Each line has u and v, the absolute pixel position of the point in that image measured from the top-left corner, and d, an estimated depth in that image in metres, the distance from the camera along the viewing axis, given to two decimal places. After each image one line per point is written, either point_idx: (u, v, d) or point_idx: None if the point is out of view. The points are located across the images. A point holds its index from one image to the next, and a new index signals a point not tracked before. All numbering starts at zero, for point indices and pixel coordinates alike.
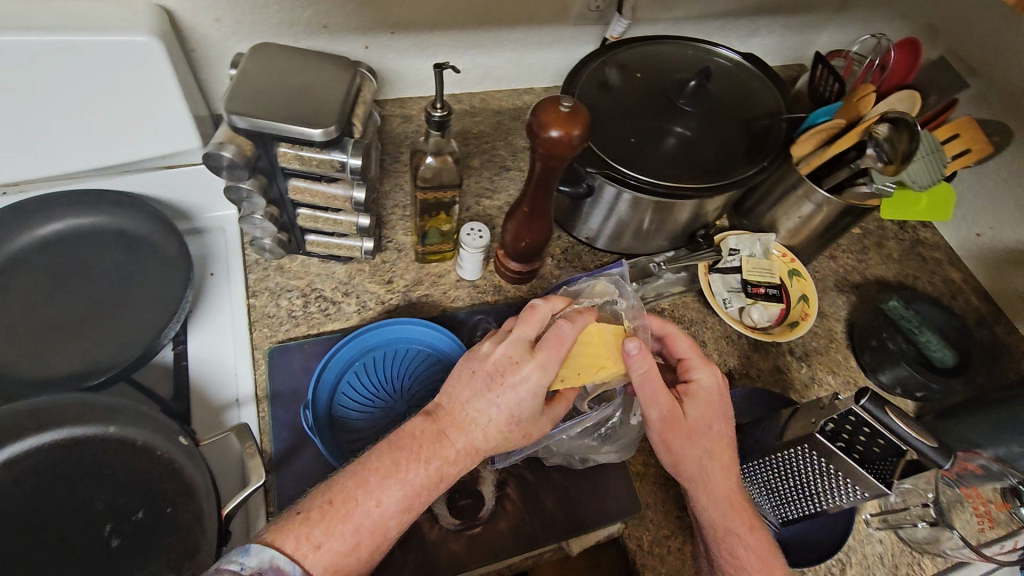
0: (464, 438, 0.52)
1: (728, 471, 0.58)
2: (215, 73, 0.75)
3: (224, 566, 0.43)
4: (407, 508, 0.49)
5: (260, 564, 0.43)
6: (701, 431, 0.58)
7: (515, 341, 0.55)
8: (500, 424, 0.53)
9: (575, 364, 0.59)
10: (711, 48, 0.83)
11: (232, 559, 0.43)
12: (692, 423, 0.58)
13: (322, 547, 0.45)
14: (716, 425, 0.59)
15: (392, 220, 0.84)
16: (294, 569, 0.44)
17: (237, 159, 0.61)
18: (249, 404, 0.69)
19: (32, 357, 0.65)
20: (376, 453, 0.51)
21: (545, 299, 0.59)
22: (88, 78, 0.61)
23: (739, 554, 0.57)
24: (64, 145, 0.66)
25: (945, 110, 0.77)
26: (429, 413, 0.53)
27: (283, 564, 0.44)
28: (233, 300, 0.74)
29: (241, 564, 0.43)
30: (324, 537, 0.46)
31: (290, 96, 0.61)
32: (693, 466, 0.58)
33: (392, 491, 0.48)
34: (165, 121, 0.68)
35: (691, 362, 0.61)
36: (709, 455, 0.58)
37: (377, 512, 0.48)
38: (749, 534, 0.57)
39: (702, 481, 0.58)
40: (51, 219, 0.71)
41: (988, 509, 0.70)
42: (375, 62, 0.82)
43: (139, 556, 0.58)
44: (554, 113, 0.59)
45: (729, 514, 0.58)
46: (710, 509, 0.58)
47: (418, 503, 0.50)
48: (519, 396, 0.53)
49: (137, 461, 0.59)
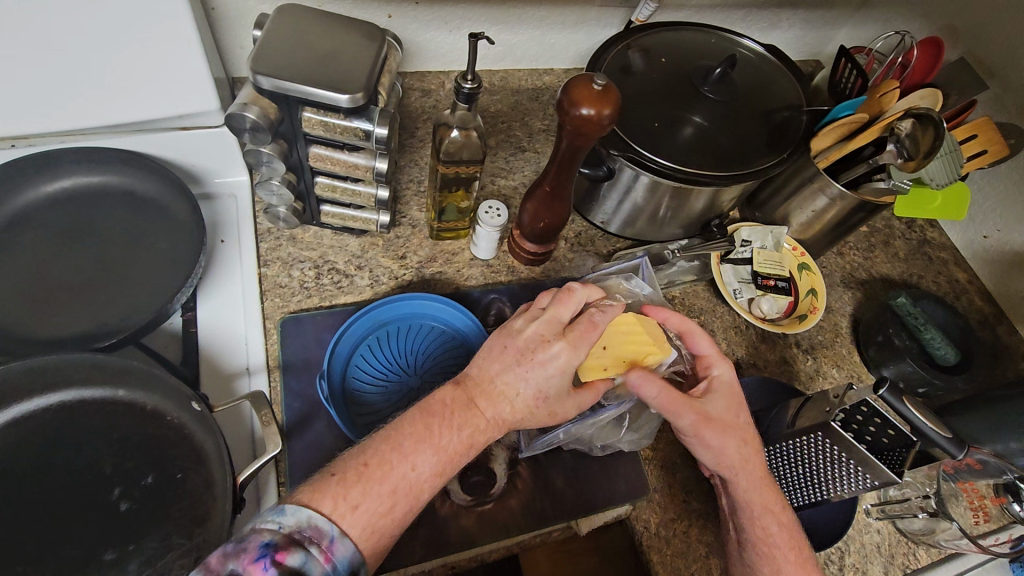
0: (492, 408, 0.53)
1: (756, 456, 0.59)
2: (235, 33, 0.73)
3: (263, 526, 0.42)
4: (439, 472, 0.49)
5: (298, 523, 0.42)
6: (731, 422, 0.59)
7: (548, 321, 0.55)
8: (527, 400, 0.53)
9: (619, 354, 0.59)
10: (735, 38, 0.83)
11: (268, 518, 0.43)
12: (723, 419, 0.59)
13: (358, 508, 0.45)
14: (740, 417, 0.60)
15: (407, 196, 0.83)
16: (333, 530, 0.43)
17: (260, 122, 0.59)
18: (260, 373, 0.68)
19: (39, 315, 0.63)
20: (408, 418, 0.50)
21: (582, 285, 0.59)
22: (109, 31, 0.59)
23: (772, 531, 0.57)
24: (78, 97, 0.64)
25: (964, 109, 0.79)
26: (458, 382, 0.54)
27: (321, 524, 0.43)
28: (243, 267, 0.73)
29: (279, 523, 0.42)
30: (362, 497, 0.45)
31: (318, 61, 0.59)
32: (732, 457, 0.58)
33: (427, 456, 0.48)
34: (182, 79, 0.66)
35: (710, 358, 0.62)
36: (744, 442, 0.59)
37: (411, 475, 0.47)
38: (783, 513, 0.58)
39: (743, 467, 0.58)
40: (59, 176, 0.69)
41: (983, 503, 0.73)
42: (397, 32, 0.81)
43: (147, 521, 0.57)
44: (586, 91, 0.59)
45: (764, 493, 0.58)
46: (749, 490, 0.58)
47: (450, 469, 0.50)
48: (548, 372, 0.53)
49: (146, 425, 0.59)
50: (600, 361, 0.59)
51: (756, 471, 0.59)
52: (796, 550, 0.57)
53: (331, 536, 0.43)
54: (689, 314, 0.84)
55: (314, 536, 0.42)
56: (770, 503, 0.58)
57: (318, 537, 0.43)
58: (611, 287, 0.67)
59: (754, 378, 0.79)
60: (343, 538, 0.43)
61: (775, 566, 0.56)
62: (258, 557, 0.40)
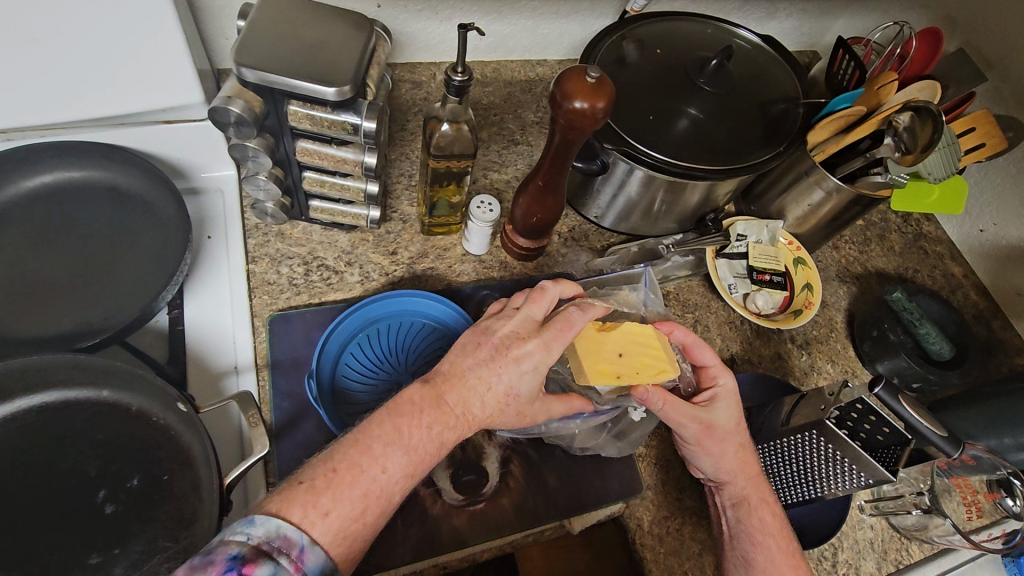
0: (461, 404, 0.52)
1: (751, 457, 0.61)
2: (220, 25, 0.71)
3: (231, 538, 0.40)
4: (411, 473, 0.48)
5: (267, 534, 0.41)
6: (730, 430, 0.60)
7: (523, 319, 0.56)
8: (498, 396, 0.53)
9: (633, 364, 0.58)
10: (732, 28, 0.81)
11: (237, 530, 0.41)
12: (724, 429, 0.59)
13: (330, 514, 0.44)
14: (741, 423, 0.61)
15: (397, 190, 0.81)
16: (303, 539, 0.42)
17: (245, 115, 0.58)
18: (248, 372, 0.67)
19: (19, 313, 0.62)
20: (376, 419, 0.49)
21: (555, 282, 0.60)
22: (86, 21, 0.57)
23: (766, 522, 0.58)
24: (55, 90, 0.62)
25: (963, 101, 0.77)
26: (426, 380, 0.52)
27: (290, 533, 0.42)
28: (230, 264, 0.72)
29: (247, 535, 0.41)
30: (332, 503, 0.44)
31: (304, 52, 0.58)
32: (731, 463, 0.60)
33: (398, 458, 0.48)
34: (165, 71, 0.64)
35: (715, 368, 0.61)
36: (743, 447, 0.60)
37: (382, 476, 0.47)
38: (772, 505, 0.60)
39: (741, 469, 0.60)
40: (38, 171, 0.67)
41: (976, 499, 0.72)
42: (386, 22, 0.79)
43: (132, 523, 0.56)
44: (579, 84, 0.57)
45: (759, 487, 0.60)
46: (745, 487, 0.60)
47: (421, 469, 0.49)
48: (522, 369, 0.53)
49: (132, 425, 0.58)
50: (613, 368, 0.58)
51: (751, 471, 0.60)
52: (786, 539, 0.58)
53: (301, 545, 0.42)
54: (683, 310, 0.84)
55: (284, 546, 0.41)
56: (765, 495, 0.60)
57: (288, 547, 0.41)
58: (620, 298, 0.69)
59: (750, 374, 0.78)
60: (313, 546, 0.43)
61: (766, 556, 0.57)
62: (224, 571, 0.39)
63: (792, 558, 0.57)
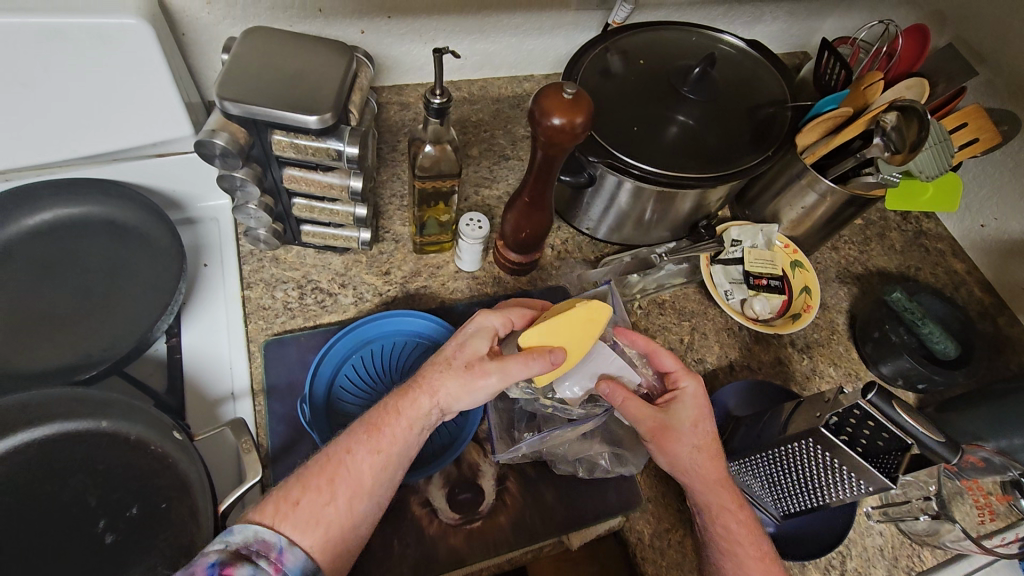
0: (417, 375, 0.56)
1: (716, 460, 0.59)
2: (208, 58, 0.73)
3: (211, 548, 0.45)
4: (375, 451, 0.52)
5: (245, 539, 0.46)
6: (690, 431, 0.59)
7: None
8: (448, 354, 0.56)
9: (554, 313, 0.59)
10: (716, 35, 0.82)
11: (217, 540, 0.46)
12: (681, 429, 0.59)
13: (298, 504, 0.49)
14: (703, 424, 0.60)
15: (389, 210, 0.82)
16: (280, 542, 0.47)
17: (230, 147, 0.59)
18: (244, 398, 0.68)
19: (22, 349, 0.63)
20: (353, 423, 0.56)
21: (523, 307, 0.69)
22: (73, 62, 0.58)
23: (730, 528, 0.57)
24: (49, 130, 0.64)
25: (954, 97, 0.76)
26: None
27: (268, 537, 0.47)
28: (226, 290, 0.73)
29: (226, 542, 0.46)
30: (301, 493, 0.50)
31: (285, 82, 0.59)
32: (687, 464, 0.58)
33: (361, 439, 0.53)
34: (155, 106, 0.66)
35: (676, 373, 0.61)
36: (705, 449, 0.59)
37: (347, 458, 0.52)
38: (740, 510, 0.58)
39: (702, 471, 0.58)
40: (38, 210, 0.69)
41: (988, 501, 0.75)
42: (370, 47, 0.80)
43: (134, 551, 0.57)
44: (556, 100, 0.58)
45: (722, 492, 0.58)
46: (704, 491, 0.58)
47: (387, 448, 0.53)
48: (466, 331, 0.58)
49: (131, 456, 0.59)
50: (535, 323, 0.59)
51: (715, 474, 0.59)
52: (755, 543, 0.57)
53: (279, 547, 0.46)
54: (680, 319, 0.83)
55: (262, 549, 0.46)
56: (730, 501, 0.58)
57: (267, 549, 0.46)
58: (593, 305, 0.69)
59: (748, 380, 0.77)
60: (292, 547, 0.47)
61: (736, 562, 0.57)
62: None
63: (762, 561, 0.57)
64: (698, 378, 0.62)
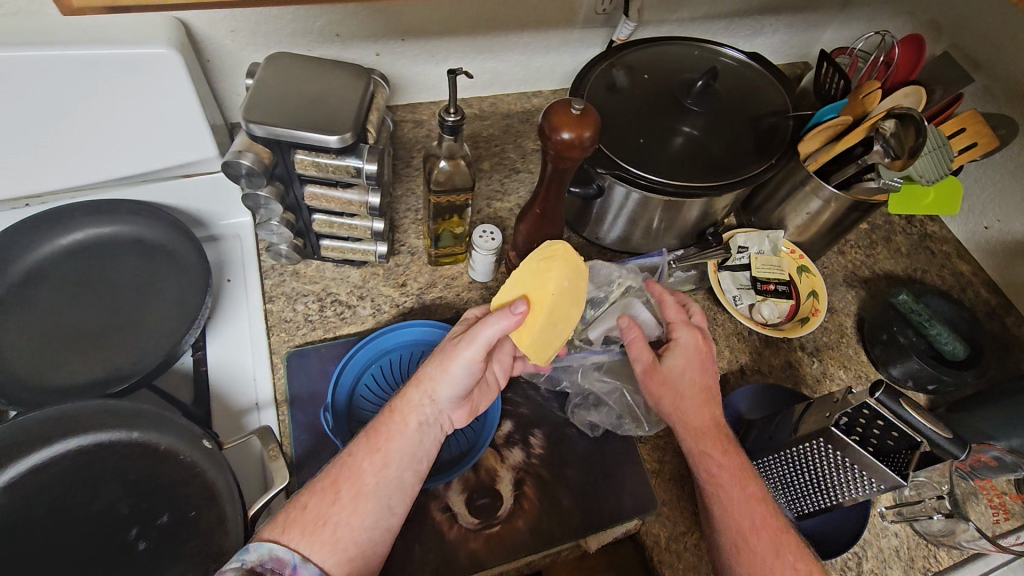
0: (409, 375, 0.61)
1: (700, 408, 0.62)
2: (231, 83, 0.76)
3: (228, 567, 0.47)
4: (374, 448, 0.56)
5: (260, 557, 0.48)
6: (677, 378, 0.63)
7: None
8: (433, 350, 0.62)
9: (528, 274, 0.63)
10: (717, 49, 0.84)
11: (234, 559, 0.48)
12: (669, 373, 0.63)
13: (305, 507, 0.52)
14: (691, 373, 0.63)
15: (404, 224, 0.85)
16: (294, 558, 0.49)
17: (255, 167, 0.62)
18: (268, 408, 0.70)
19: (56, 364, 0.66)
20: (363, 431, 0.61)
21: None
22: (106, 90, 0.62)
23: (713, 473, 0.59)
24: (81, 155, 0.67)
25: (952, 103, 0.79)
26: None
27: (282, 555, 0.49)
28: (249, 305, 0.76)
29: (243, 560, 0.48)
30: (309, 497, 0.53)
31: (306, 104, 0.62)
32: (672, 406, 0.62)
33: (361, 442, 0.57)
34: (182, 129, 0.69)
35: (674, 324, 0.65)
36: (689, 394, 0.62)
37: (348, 459, 0.56)
38: (725, 457, 0.59)
39: (683, 416, 0.62)
40: (70, 230, 0.72)
41: (1003, 500, 0.75)
42: (385, 69, 0.83)
43: (165, 557, 0.59)
44: (565, 116, 0.60)
45: (702, 440, 0.60)
46: (686, 436, 0.61)
47: (383, 444, 0.56)
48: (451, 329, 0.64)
49: (161, 464, 0.61)
50: None
51: (698, 420, 0.61)
52: (740, 485, 0.58)
53: (293, 563, 0.48)
54: None
55: (276, 566, 0.48)
56: (710, 447, 0.60)
57: (281, 567, 0.48)
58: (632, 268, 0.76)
59: (761, 384, 0.78)
60: (305, 563, 0.49)
61: (720, 504, 0.58)
62: None
63: (748, 503, 0.57)
64: (694, 330, 0.65)
